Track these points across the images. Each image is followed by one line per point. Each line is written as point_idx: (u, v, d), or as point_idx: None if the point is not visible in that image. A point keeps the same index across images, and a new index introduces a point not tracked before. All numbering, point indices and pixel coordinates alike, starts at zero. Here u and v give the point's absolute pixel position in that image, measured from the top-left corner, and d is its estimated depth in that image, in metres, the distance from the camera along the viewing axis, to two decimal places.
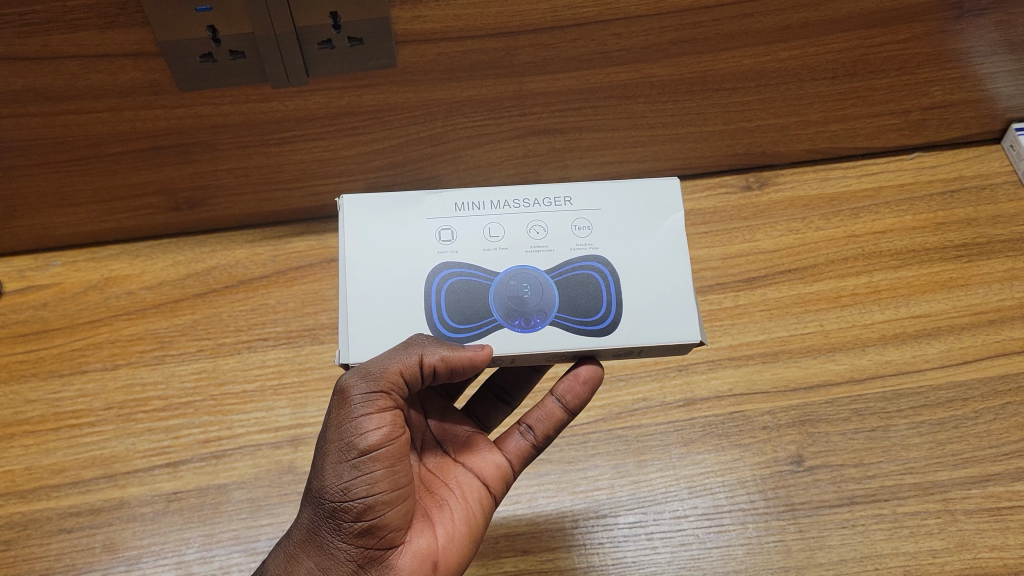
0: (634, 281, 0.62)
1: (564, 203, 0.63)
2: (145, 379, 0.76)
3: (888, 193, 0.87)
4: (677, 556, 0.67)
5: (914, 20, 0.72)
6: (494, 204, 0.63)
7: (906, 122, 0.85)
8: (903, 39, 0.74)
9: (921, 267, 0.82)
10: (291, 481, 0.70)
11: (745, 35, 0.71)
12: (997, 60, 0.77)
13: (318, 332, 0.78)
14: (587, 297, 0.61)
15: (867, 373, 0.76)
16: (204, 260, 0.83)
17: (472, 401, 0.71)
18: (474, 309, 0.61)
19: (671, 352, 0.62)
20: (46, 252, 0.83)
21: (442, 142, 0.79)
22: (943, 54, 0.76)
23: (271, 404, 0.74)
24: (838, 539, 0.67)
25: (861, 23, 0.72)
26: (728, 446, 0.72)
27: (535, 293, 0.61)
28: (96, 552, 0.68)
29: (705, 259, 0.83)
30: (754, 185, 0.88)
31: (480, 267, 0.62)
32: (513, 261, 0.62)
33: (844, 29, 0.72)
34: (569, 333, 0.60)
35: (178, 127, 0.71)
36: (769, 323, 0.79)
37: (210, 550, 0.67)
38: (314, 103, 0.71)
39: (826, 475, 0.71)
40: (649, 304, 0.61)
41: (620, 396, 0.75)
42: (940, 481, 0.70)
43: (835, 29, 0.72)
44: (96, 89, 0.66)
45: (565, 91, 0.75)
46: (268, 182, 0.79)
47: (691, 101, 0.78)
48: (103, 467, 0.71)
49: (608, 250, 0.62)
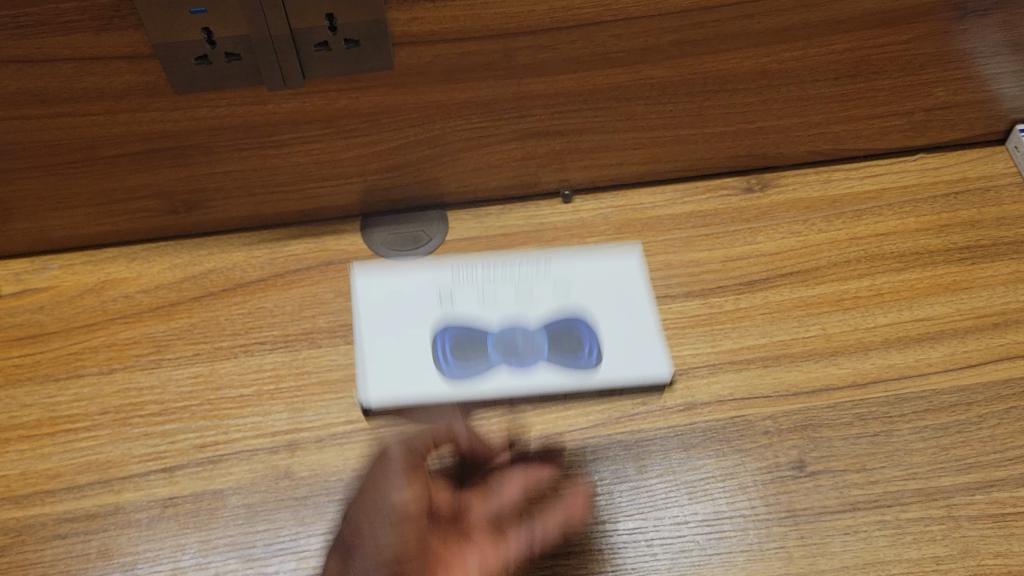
0: (610, 324, 0.71)
1: (543, 271, 0.74)
2: (142, 383, 0.75)
3: (892, 195, 0.86)
4: (677, 563, 0.66)
5: (906, 23, 0.74)
6: (489, 276, 0.74)
7: (910, 124, 0.85)
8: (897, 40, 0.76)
9: (924, 269, 0.81)
10: (288, 486, 0.69)
11: (734, 37, 0.73)
12: (991, 60, 0.78)
13: (316, 335, 0.77)
14: (572, 342, 0.70)
15: (870, 378, 0.75)
16: (201, 263, 0.82)
17: (476, 413, 0.70)
18: (474, 362, 0.70)
19: (645, 392, 0.71)
20: (42, 255, 0.83)
21: (440, 144, 0.78)
22: (936, 54, 0.77)
23: (268, 408, 0.73)
24: (840, 545, 0.67)
25: (851, 17, 0.73)
26: (730, 451, 0.71)
27: (529, 339, 0.70)
28: (91, 558, 0.66)
29: (706, 261, 0.82)
30: (756, 186, 0.87)
31: (480, 322, 0.72)
32: (508, 313, 0.72)
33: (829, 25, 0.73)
34: (557, 372, 0.69)
35: (174, 129, 0.71)
36: (771, 326, 0.78)
37: (206, 556, 0.66)
38: (311, 105, 0.72)
39: (827, 480, 0.70)
40: (624, 342, 0.70)
41: (619, 400, 0.73)
42: (944, 487, 0.69)
43: (826, 29, 0.74)
44: (90, 92, 0.67)
45: (563, 93, 0.75)
46: (265, 185, 0.79)
47: (692, 103, 0.78)
48: (98, 473, 0.70)
49: (586, 301, 0.72)
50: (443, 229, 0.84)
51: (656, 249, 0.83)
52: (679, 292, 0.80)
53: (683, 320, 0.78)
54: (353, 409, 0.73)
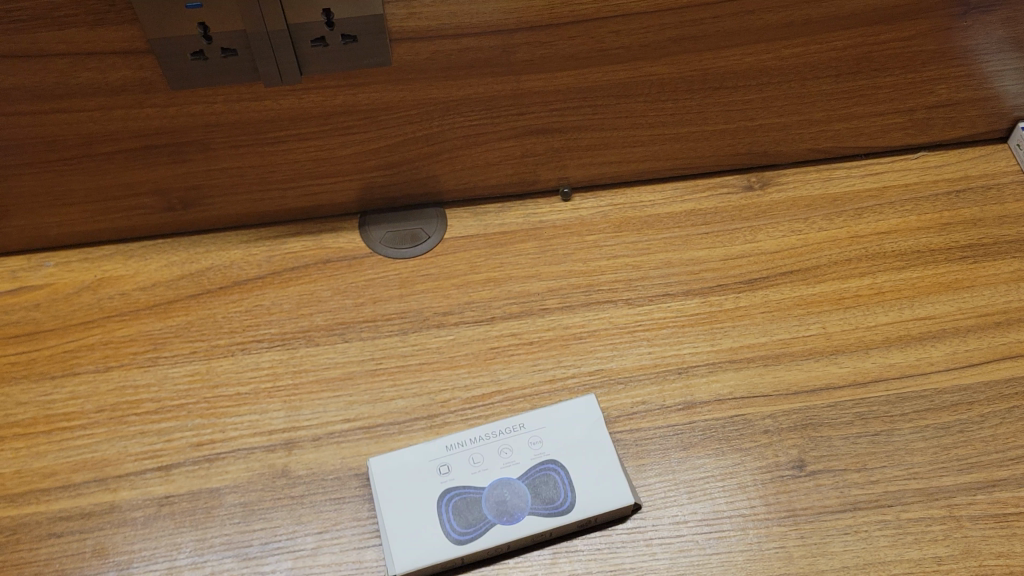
0: (582, 470, 0.67)
1: (519, 430, 0.70)
2: (138, 380, 0.74)
3: (893, 193, 0.86)
4: (676, 562, 0.65)
5: (902, 19, 0.76)
6: (470, 440, 0.69)
7: (911, 122, 0.85)
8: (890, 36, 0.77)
9: (926, 268, 0.81)
10: (284, 485, 0.68)
11: (726, 34, 0.74)
12: (983, 56, 0.80)
13: (313, 333, 0.77)
14: (551, 491, 0.67)
15: (871, 377, 0.74)
16: (198, 260, 0.82)
17: (454, 486, 0.67)
18: (467, 518, 0.65)
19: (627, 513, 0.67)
20: (39, 252, 0.82)
21: (438, 141, 0.78)
22: (928, 51, 0.78)
23: (265, 407, 0.73)
24: (841, 545, 0.65)
25: (842, 12, 0.74)
26: (729, 450, 0.70)
27: (515, 494, 0.66)
28: (86, 556, 0.65)
29: (706, 259, 0.81)
30: (756, 184, 0.86)
31: (468, 483, 0.67)
32: (493, 474, 0.67)
33: (818, 21, 0.74)
34: (544, 517, 0.65)
35: (171, 126, 0.72)
36: (771, 325, 0.77)
37: (202, 555, 0.65)
38: (309, 102, 0.72)
39: (827, 479, 0.69)
40: (594, 480, 0.67)
41: (619, 399, 0.73)
42: (945, 487, 0.68)
43: (817, 24, 0.74)
44: (86, 88, 0.68)
45: (562, 89, 0.76)
46: (263, 182, 0.78)
47: (692, 100, 0.79)
48: (94, 471, 0.69)
49: (558, 450, 0.68)
50: (442, 227, 0.83)
51: (655, 247, 0.82)
52: (678, 290, 0.79)
53: (682, 318, 0.78)
54: (350, 408, 0.72)
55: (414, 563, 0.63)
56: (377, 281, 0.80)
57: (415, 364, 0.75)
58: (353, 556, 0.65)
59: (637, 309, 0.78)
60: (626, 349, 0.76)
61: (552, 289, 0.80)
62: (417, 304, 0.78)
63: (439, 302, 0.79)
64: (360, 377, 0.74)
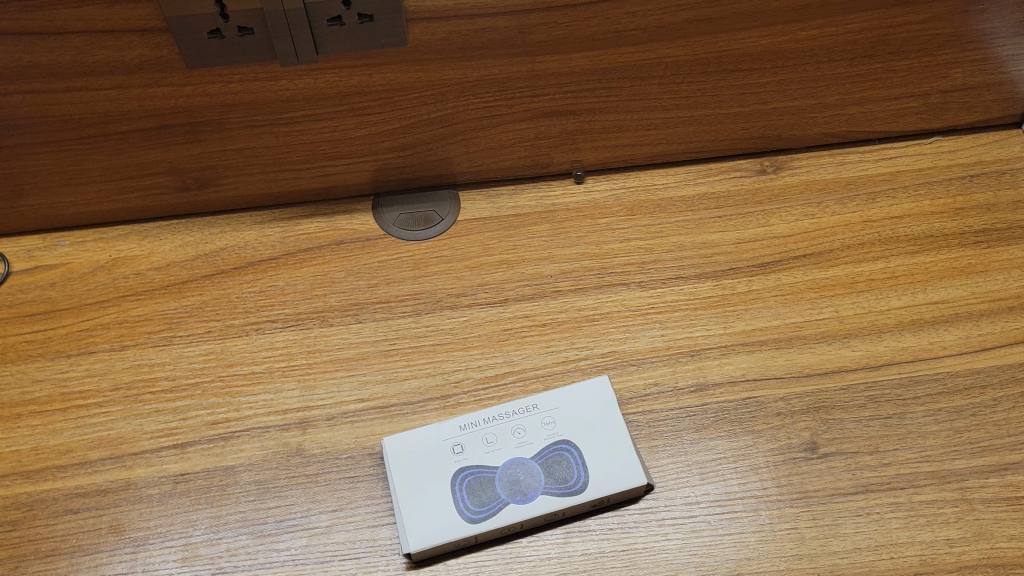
0: (595, 450, 0.67)
1: (532, 410, 0.70)
2: (153, 359, 0.75)
3: (907, 177, 0.86)
4: (688, 543, 0.65)
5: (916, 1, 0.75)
6: (483, 420, 0.69)
7: (925, 106, 0.85)
8: (905, 19, 0.77)
9: (939, 253, 0.81)
10: (299, 464, 0.69)
11: (741, 16, 0.74)
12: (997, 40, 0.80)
13: (327, 313, 0.77)
14: (564, 471, 0.67)
15: (883, 360, 0.74)
16: (213, 241, 0.82)
17: (467, 465, 0.67)
18: (481, 497, 0.65)
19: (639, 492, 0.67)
20: (54, 232, 0.83)
21: (453, 123, 0.78)
22: (943, 35, 0.78)
23: (279, 386, 0.73)
24: (853, 527, 0.65)
25: None
26: (741, 432, 0.70)
27: (528, 473, 0.67)
28: (102, 533, 0.66)
29: (719, 243, 0.81)
30: (769, 169, 0.87)
31: (481, 463, 0.67)
32: (507, 454, 0.68)
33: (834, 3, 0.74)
34: (557, 496, 0.65)
35: (186, 106, 0.72)
36: (783, 309, 0.77)
37: (217, 532, 0.65)
38: (324, 82, 0.72)
39: (839, 462, 0.69)
40: (607, 460, 0.67)
41: (631, 380, 0.73)
42: (957, 470, 0.68)
43: (832, 6, 0.74)
44: (102, 66, 0.68)
45: (578, 71, 0.76)
46: (277, 162, 0.79)
47: (707, 83, 0.79)
48: (110, 448, 0.70)
49: (570, 430, 0.69)
50: (455, 209, 0.83)
51: (668, 230, 0.82)
52: (691, 274, 0.79)
53: (695, 301, 0.78)
54: (364, 388, 0.73)
55: (428, 543, 0.63)
56: (391, 263, 0.80)
57: (428, 345, 0.75)
58: (367, 534, 0.65)
59: (650, 292, 0.78)
60: (639, 331, 0.76)
61: (565, 271, 0.80)
62: (430, 285, 0.79)
63: (453, 284, 0.79)
64: (374, 357, 0.74)
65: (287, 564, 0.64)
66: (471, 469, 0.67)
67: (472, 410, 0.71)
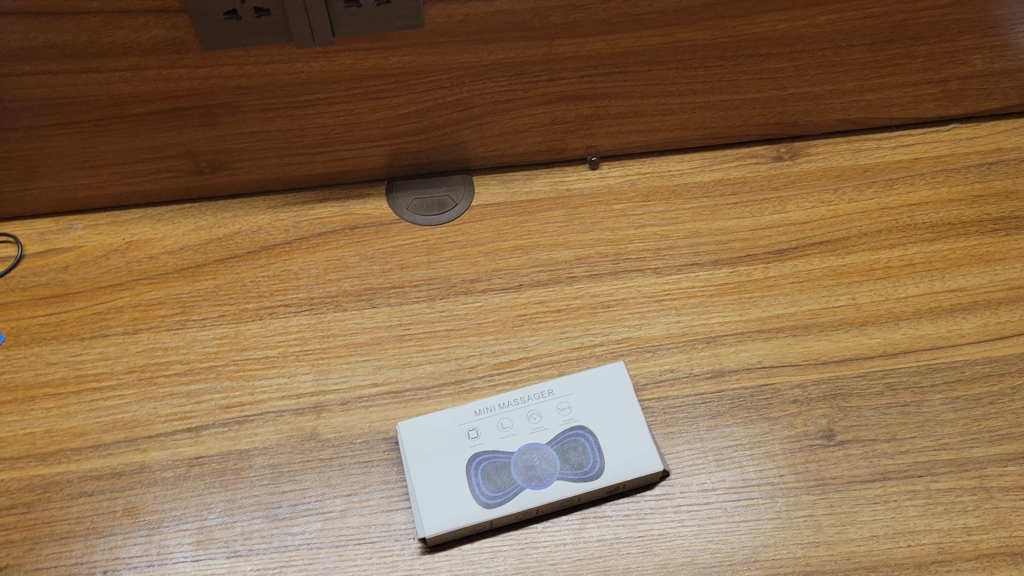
0: (611, 436, 0.67)
1: (548, 395, 0.69)
2: (167, 342, 0.74)
3: (924, 164, 0.85)
4: (704, 529, 0.64)
5: None
6: (499, 405, 0.69)
7: (944, 93, 0.85)
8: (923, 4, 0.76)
9: (957, 240, 0.80)
10: (313, 448, 0.68)
11: None
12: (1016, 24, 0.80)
13: (341, 298, 0.77)
14: (580, 456, 0.66)
15: (901, 348, 0.74)
16: (226, 225, 0.82)
17: (482, 450, 0.67)
18: (497, 483, 0.65)
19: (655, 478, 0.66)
20: (67, 215, 0.83)
21: (468, 107, 0.78)
22: (962, 20, 0.78)
23: (294, 370, 0.73)
24: (870, 514, 0.65)
25: None
26: (757, 420, 0.70)
27: (544, 459, 0.66)
28: (117, 515, 0.66)
29: (735, 230, 0.81)
30: (786, 155, 0.86)
31: (497, 448, 0.67)
32: (522, 440, 0.67)
33: None
34: (573, 482, 0.65)
35: (201, 88, 0.72)
36: (800, 296, 0.77)
37: (232, 515, 0.65)
38: (340, 64, 0.72)
39: (857, 449, 0.68)
40: (622, 446, 0.66)
41: (646, 366, 0.73)
42: (976, 458, 0.68)
43: None
44: (118, 47, 0.68)
45: (595, 55, 0.75)
46: (292, 146, 0.78)
47: (724, 67, 0.78)
48: (124, 431, 0.70)
49: (586, 416, 0.68)
50: (469, 194, 0.83)
51: (683, 217, 0.82)
52: (707, 260, 0.79)
53: (710, 288, 0.77)
54: (379, 372, 0.72)
55: (443, 528, 0.63)
56: (405, 248, 0.80)
57: (443, 330, 0.75)
58: (382, 519, 0.65)
59: (665, 279, 0.78)
60: (655, 317, 0.75)
61: (580, 257, 0.79)
62: (444, 271, 0.78)
63: (467, 269, 0.78)
64: (388, 342, 0.74)
65: (301, 548, 0.64)
66: (486, 454, 0.67)
67: (487, 395, 0.70)
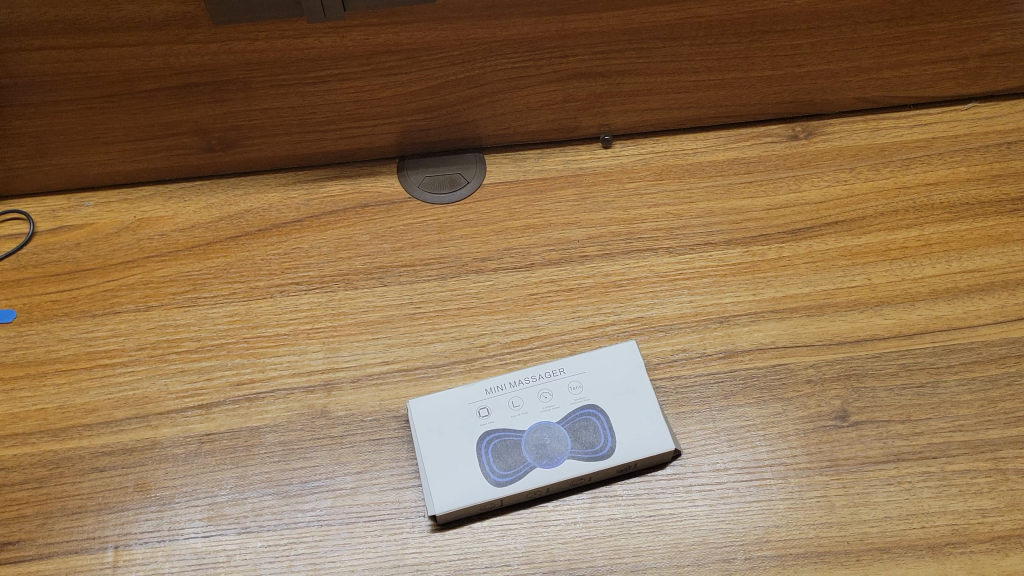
0: (622, 415, 0.67)
1: (559, 373, 0.69)
2: (178, 320, 0.74)
3: (942, 144, 0.84)
4: (716, 509, 0.64)
5: None
6: (510, 383, 0.69)
7: (963, 71, 0.84)
8: None
9: (975, 221, 0.79)
10: (324, 425, 0.68)
11: None
12: None
13: (352, 277, 0.76)
14: (591, 435, 0.66)
15: (916, 329, 0.73)
16: (236, 203, 0.81)
17: (493, 429, 0.66)
18: (507, 461, 0.65)
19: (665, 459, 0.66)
20: (79, 193, 0.83)
21: (480, 84, 0.77)
22: None
23: (304, 348, 0.73)
24: (883, 496, 0.64)
25: None
26: (771, 400, 0.69)
27: (555, 437, 0.66)
28: (128, 491, 0.66)
29: (749, 209, 0.80)
30: (801, 134, 0.85)
31: (507, 426, 0.67)
32: (533, 419, 0.67)
33: None
34: (584, 461, 0.65)
35: (211, 64, 0.71)
36: (815, 276, 0.76)
37: (242, 492, 0.65)
38: (351, 40, 0.71)
39: (871, 430, 0.67)
40: (633, 424, 0.66)
41: (658, 346, 0.72)
42: (991, 440, 0.67)
43: None
44: (129, 22, 0.68)
45: (608, 31, 0.74)
46: (303, 123, 0.78)
47: (740, 44, 0.78)
48: (135, 408, 0.70)
49: (597, 395, 0.68)
50: (481, 172, 0.83)
51: (697, 195, 0.81)
52: (721, 240, 0.78)
53: (724, 267, 0.77)
54: (389, 350, 0.72)
55: (453, 506, 0.62)
56: (416, 226, 0.79)
57: (454, 308, 0.74)
58: (392, 496, 0.65)
59: (678, 258, 0.77)
60: (667, 297, 0.75)
61: (593, 236, 0.79)
62: (455, 249, 0.78)
63: (478, 248, 0.78)
64: (399, 320, 0.74)
65: (311, 525, 0.64)
66: (497, 434, 0.66)
67: (497, 373, 0.70)
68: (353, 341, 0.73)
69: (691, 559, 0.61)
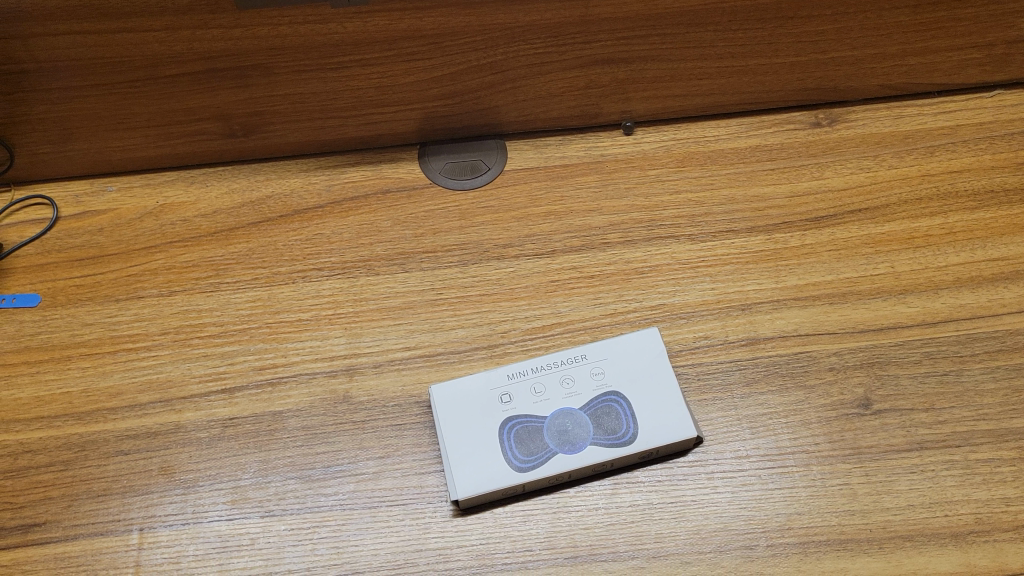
0: (644, 401, 0.67)
1: (581, 360, 0.69)
2: (201, 305, 0.75)
3: (966, 131, 0.84)
4: (738, 495, 0.64)
5: None
6: (532, 369, 0.69)
7: (988, 57, 0.83)
8: None
9: (999, 209, 0.78)
10: (346, 410, 0.69)
11: None
12: None
13: (374, 262, 0.77)
14: (613, 421, 0.66)
15: (940, 317, 0.72)
16: (258, 188, 0.81)
17: (514, 416, 0.67)
18: (529, 447, 0.65)
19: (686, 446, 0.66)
20: (102, 178, 0.83)
21: (503, 70, 0.77)
22: None
23: (326, 333, 0.73)
24: (906, 484, 0.64)
25: None
26: (793, 387, 0.69)
27: (577, 424, 0.66)
28: (153, 474, 0.66)
29: (771, 196, 0.80)
30: (824, 121, 0.85)
31: (529, 412, 0.67)
32: (555, 405, 0.67)
33: None
34: (606, 447, 0.65)
35: (234, 49, 0.72)
36: (838, 264, 0.76)
37: (266, 476, 0.66)
38: (374, 25, 0.71)
39: (894, 418, 0.67)
40: (655, 411, 0.66)
41: (680, 333, 0.72)
42: (1015, 428, 0.67)
43: None
44: (153, 6, 0.68)
45: (631, 16, 0.74)
46: (324, 109, 0.78)
47: (764, 30, 0.77)
48: (159, 392, 0.70)
49: (619, 382, 0.68)
50: (502, 159, 0.82)
51: (719, 182, 0.81)
52: (743, 227, 0.78)
53: (746, 255, 0.76)
54: (411, 336, 0.72)
55: (476, 491, 0.62)
56: (437, 213, 0.79)
57: (475, 294, 0.74)
58: (415, 481, 0.65)
59: (700, 246, 0.77)
60: (689, 284, 0.75)
61: (613, 223, 0.78)
62: (476, 236, 0.78)
63: (499, 235, 0.78)
64: (420, 306, 0.74)
65: (335, 508, 0.64)
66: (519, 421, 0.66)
67: (519, 359, 0.70)
68: (375, 326, 0.73)
69: (713, 545, 0.61)
